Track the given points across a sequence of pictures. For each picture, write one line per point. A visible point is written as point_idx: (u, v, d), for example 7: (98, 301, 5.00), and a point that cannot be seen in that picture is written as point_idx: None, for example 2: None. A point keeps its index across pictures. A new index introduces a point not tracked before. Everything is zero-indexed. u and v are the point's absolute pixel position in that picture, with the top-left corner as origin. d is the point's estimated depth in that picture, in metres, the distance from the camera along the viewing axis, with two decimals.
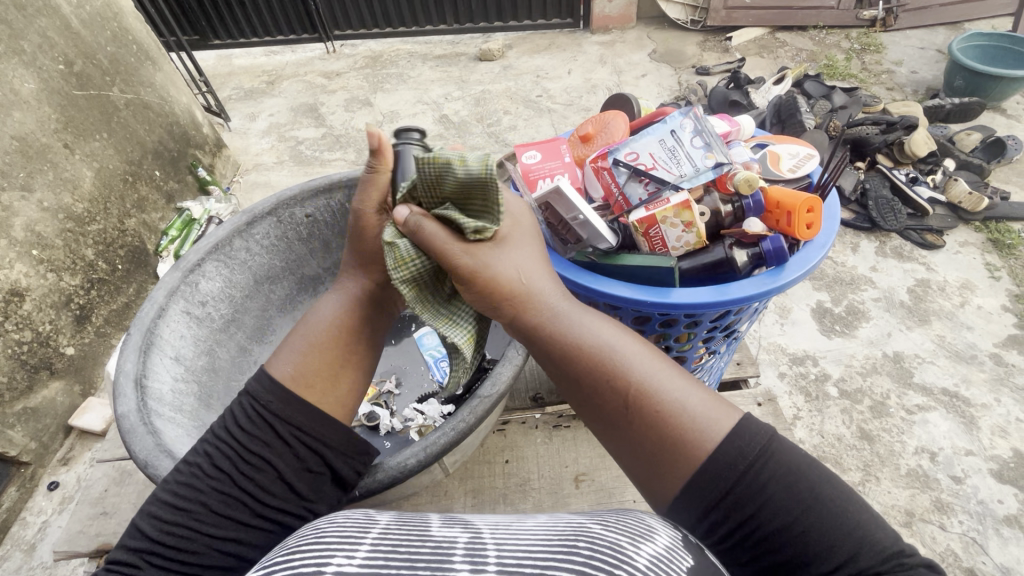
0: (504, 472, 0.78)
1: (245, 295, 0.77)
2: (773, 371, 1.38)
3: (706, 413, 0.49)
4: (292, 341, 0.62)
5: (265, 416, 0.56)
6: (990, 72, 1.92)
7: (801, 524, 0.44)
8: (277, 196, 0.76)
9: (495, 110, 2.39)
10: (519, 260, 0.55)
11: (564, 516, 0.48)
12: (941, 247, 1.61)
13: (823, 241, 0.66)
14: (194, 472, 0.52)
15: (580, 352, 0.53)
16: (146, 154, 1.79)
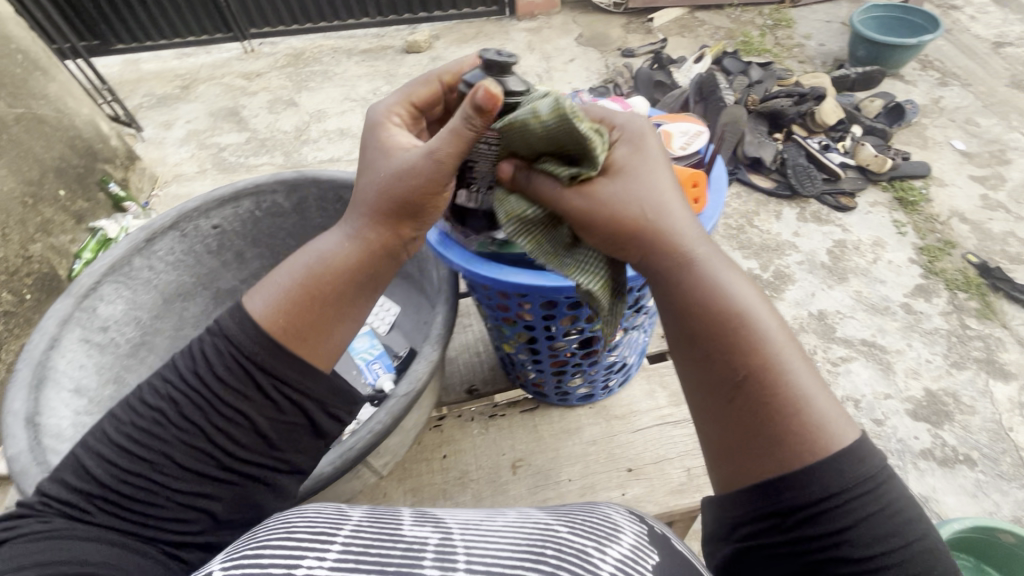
0: (442, 469, 0.65)
1: (152, 315, 0.73)
2: None
3: (833, 427, 0.48)
4: (286, 277, 0.54)
5: (243, 364, 0.52)
6: (886, 42, 2.05)
7: (870, 542, 0.45)
8: (179, 208, 0.69)
9: None
10: (659, 194, 0.52)
11: (534, 521, 0.54)
12: (854, 208, 1.72)
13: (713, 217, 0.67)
14: (157, 421, 0.51)
15: (706, 309, 0.51)
16: (47, 173, 1.66)
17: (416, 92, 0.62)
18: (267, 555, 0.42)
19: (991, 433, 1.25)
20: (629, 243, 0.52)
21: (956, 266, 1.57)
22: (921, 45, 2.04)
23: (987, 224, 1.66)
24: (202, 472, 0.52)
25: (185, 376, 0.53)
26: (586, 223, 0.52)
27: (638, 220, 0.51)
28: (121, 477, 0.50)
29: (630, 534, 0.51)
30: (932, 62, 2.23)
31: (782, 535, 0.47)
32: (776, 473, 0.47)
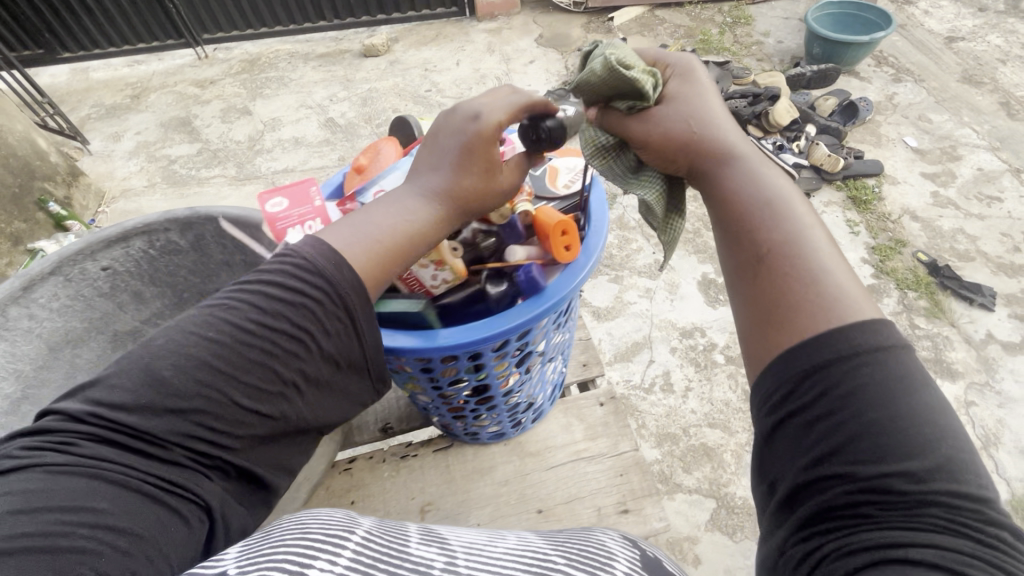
0: None
1: (37, 366, 0.68)
2: (666, 347, 1.45)
3: (851, 295, 0.42)
4: (378, 232, 0.52)
5: (339, 306, 0.49)
6: (838, 39, 2.04)
7: (881, 441, 0.37)
8: (59, 252, 0.65)
9: (383, 109, 2.31)
10: (708, 110, 0.52)
11: (532, 549, 0.51)
12: None
13: (585, 262, 0.58)
14: (241, 342, 0.46)
15: (730, 192, 0.49)
16: None
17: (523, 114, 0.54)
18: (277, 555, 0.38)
19: None
20: (681, 153, 0.51)
21: (906, 265, 1.58)
22: (874, 42, 2.04)
23: (937, 222, 1.68)
24: (265, 408, 0.48)
25: (279, 306, 0.47)
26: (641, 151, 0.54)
27: (677, 126, 0.51)
28: (185, 400, 0.44)
29: (624, 561, 0.49)
30: (886, 58, 2.24)
31: (780, 409, 0.41)
32: (789, 343, 0.42)
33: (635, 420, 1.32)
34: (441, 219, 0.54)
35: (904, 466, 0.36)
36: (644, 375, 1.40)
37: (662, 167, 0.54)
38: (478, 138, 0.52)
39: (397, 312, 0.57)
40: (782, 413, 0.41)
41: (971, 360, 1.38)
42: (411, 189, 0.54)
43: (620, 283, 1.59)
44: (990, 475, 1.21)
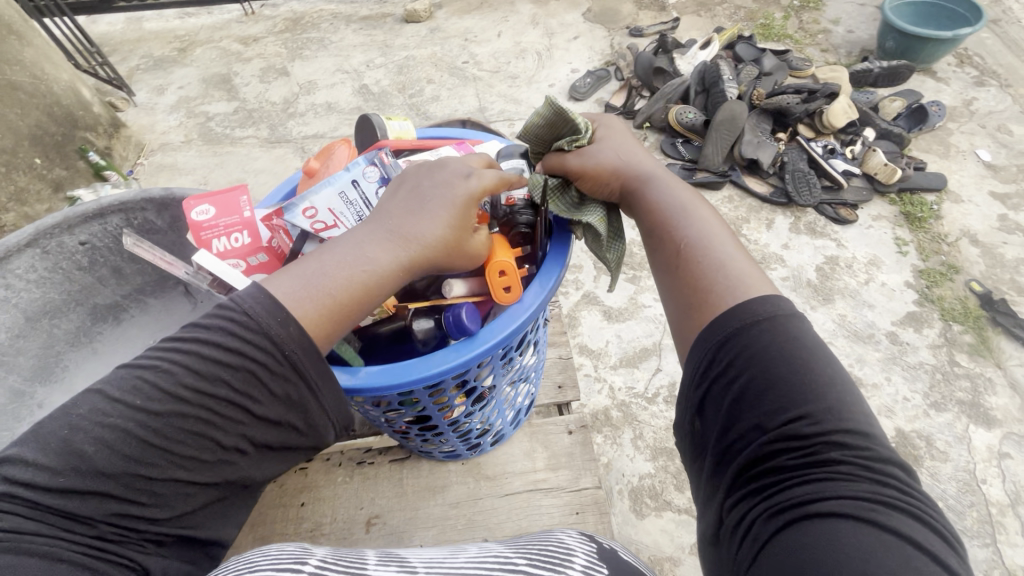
0: (296, 518, 0.65)
1: (14, 335, 0.73)
2: (675, 357, 1.39)
3: (745, 277, 0.51)
4: (329, 284, 0.50)
5: (286, 362, 0.48)
6: (916, 33, 1.84)
7: (780, 397, 0.43)
8: (35, 225, 0.72)
9: (417, 78, 2.26)
10: (627, 152, 0.66)
11: (494, 555, 0.52)
12: (854, 222, 1.59)
13: (532, 301, 0.58)
14: (177, 411, 0.44)
15: (656, 202, 0.60)
16: (21, 141, 1.65)
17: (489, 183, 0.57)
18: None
19: (960, 483, 1.16)
20: (612, 180, 0.64)
21: (956, 294, 1.44)
22: (957, 39, 1.83)
23: (1000, 249, 1.52)
24: (204, 477, 0.46)
25: (218, 370, 0.45)
26: (581, 185, 0.66)
27: (603, 158, 0.65)
28: (111, 477, 0.42)
29: (582, 555, 0.54)
30: (971, 57, 2.01)
31: (703, 381, 0.48)
32: (703, 322, 0.50)
33: (632, 430, 1.28)
34: (403, 270, 0.53)
35: (801, 414, 0.42)
36: (648, 384, 1.35)
37: (596, 195, 0.66)
38: (452, 201, 0.55)
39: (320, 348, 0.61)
40: (706, 381, 0.47)
41: (1013, 407, 1.26)
42: (371, 237, 0.53)
43: (636, 284, 1.53)
44: (1014, 536, 1.10)
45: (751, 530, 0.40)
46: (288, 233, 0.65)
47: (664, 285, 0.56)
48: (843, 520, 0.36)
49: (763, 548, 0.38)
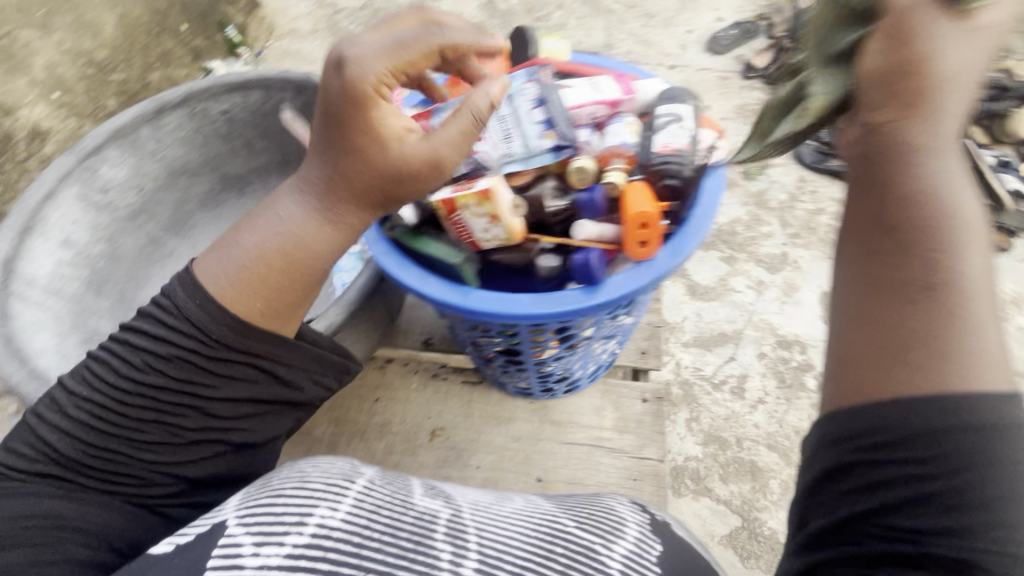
0: (371, 409, 0.83)
1: (156, 184, 1.02)
2: (754, 350, 1.32)
3: (986, 364, 0.41)
4: (246, 257, 0.60)
5: (216, 345, 0.60)
6: None
7: (967, 518, 0.40)
8: (185, 93, 0.95)
9: (547, 1, 2.13)
10: (962, 65, 0.41)
11: (539, 509, 0.67)
12: (1006, 251, 1.38)
13: (661, 265, 0.61)
14: (127, 399, 0.61)
15: (925, 190, 0.42)
16: (172, 7, 1.75)
17: (412, 56, 0.54)
18: (279, 502, 0.56)
19: None
20: (901, 103, 0.42)
21: None
22: None
23: None
24: (166, 454, 0.63)
25: (159, 363, 0.60)
26: (879, 62, 0.42)
27: (931, 61, 0.41)
28: (90, 453, 0.60)
29: (632, 526, 0.64)
30: None
31: (873, 455, 0.43)
32: (893, 393, 0.42)
33: (689, 410, 1.25)
34: (313, 217, 0.59)
35: (987, 545, 0.39)
36: (717, 370, 1.29)
37: (869, 103, 0.44)
38: (332, 137, 0.55)
39: (433, 254, 0.66)
40: (870, 456, 0.43)
41: None
42: (287, 197, 0.61)
43: (731, 265, 1.43)
44: None
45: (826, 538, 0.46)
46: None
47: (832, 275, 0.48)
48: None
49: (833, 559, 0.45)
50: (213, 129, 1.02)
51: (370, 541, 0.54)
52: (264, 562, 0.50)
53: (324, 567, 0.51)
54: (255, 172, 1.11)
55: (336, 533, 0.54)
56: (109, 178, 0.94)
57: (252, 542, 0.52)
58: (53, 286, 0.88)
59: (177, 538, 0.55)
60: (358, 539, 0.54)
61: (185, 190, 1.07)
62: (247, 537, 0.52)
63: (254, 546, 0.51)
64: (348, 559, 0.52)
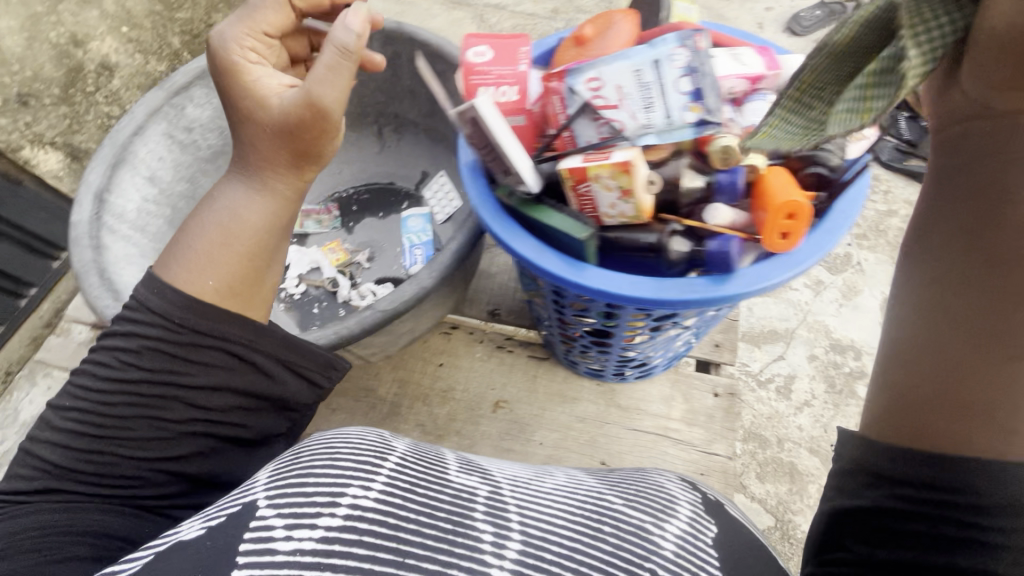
0: (434, 372, 0.93)
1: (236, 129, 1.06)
2: (805, 351, 1.28)
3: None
4: (194, 240, 0.70)
5: (181, 331, 0.64)
6: None
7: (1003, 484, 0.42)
8: None
9: None
10: None
11: (582, 487, 0.69)
12: None
13: (793, 261, 0.63)
14: (107, 401, 0.63)
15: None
16: None
17: (264, 23, 0.76)
18: (310, 482, 0.56)
19: None
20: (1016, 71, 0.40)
21: None
22: None
23: None
24: (153, 448, 0.64)
25: (137, 360, 0.63)
26: (1000, 30, 0.37)
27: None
28: (80, 459, 0.62)
29: (684, 503, 0.65)
30: None
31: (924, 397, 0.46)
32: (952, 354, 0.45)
33: None
34: (240, 183, 0.71)
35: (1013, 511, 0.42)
36: (764, 367, 1.26)
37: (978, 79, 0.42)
38: (238, 115, 0.72)
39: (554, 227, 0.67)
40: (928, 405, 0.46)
41: None
42: (228, 186, 0.74)
43: None
44: None
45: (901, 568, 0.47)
46: (562, 103, 0.71)
47: (912, 302, 0.49)
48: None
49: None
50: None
51: (407, 523, 0.55)
52: (299, 546, 0.50)
53: (362, 549, 0.51)
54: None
55: (373, 515, 0.54)
56: (192, 116, 1.00)
57: (284, 526, 0.51)
58: (137, 220, 0.92)
59: (208, 523, 0.53)
60: (394, 521, 0.55)
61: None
62: (279, 520, 0.52)
63: (286, 530, 0.51)
64: (387, 542, 0.52)
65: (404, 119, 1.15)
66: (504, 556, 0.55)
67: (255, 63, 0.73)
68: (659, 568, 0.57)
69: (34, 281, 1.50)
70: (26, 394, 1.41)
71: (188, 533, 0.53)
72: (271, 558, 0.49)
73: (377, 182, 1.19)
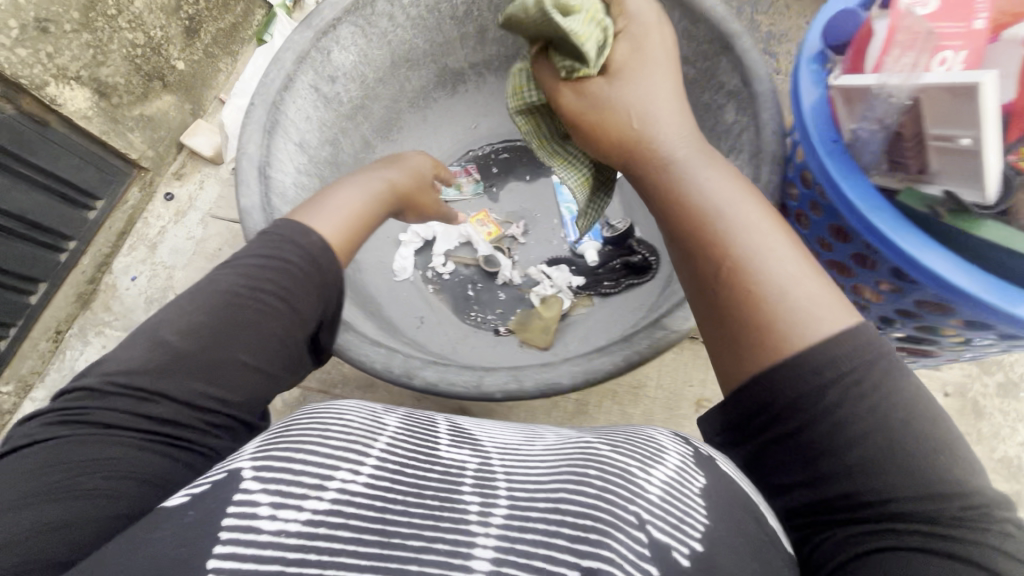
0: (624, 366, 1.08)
1: (376, 77, 0.92)
2: None
3: (802, 306, 0.49)
4: (333, 199, 0.69)
5: (320, 270, 0.62)
6: None
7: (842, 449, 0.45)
8: None
9: None
10: (649, 104, 0.65)
11: (574, 438, 0.58)
12: None
13: None
14: (231, 297, 0.57)
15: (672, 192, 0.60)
16: None
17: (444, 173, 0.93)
18: (296, 459, 0.46)
19: None
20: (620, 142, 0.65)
21: None
22: None
23: None
24: (249, 362, 0.57)
25: (267, 276, 0.59)
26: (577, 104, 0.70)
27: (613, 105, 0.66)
28: (173, 362, 0.54)
29: (674, 456, 0.52)
30: None
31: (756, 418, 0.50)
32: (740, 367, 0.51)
33: None
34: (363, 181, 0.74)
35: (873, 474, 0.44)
36: None
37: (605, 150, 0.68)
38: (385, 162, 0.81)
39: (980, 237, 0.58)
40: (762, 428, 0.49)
41: None
42: (351, 178, 0.74)
43: None
44: None
45: (827, 542, 0.46)
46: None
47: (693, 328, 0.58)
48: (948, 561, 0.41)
49: (858, 557, 0.44)
50: (450, 8, 0.90)
51: (395, 505, 0.46)
52: (283, 529, 0.42)
53: (344, 538, 0.43)
54: (474, 66, 1.00)
55: (360, 500, 0.46)
56: (338, 63, 0.85)
57: (269, 505, 0.43)
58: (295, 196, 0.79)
59: (191, 488, 0.46)
60: (383, 504, 0.46)
61: (402, 84, 0.97)
62: (264, 496, 0.43)
63: (270, 509, 0.43)
64: (370, 524, 0.44)
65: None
66: (490, 523, 0.45)
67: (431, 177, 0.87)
68: (646, 513, 0.45)
69: (72, 234, 1.40)
70: (81, 353, 1.38)
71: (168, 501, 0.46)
72: (255, 538, 0.41)
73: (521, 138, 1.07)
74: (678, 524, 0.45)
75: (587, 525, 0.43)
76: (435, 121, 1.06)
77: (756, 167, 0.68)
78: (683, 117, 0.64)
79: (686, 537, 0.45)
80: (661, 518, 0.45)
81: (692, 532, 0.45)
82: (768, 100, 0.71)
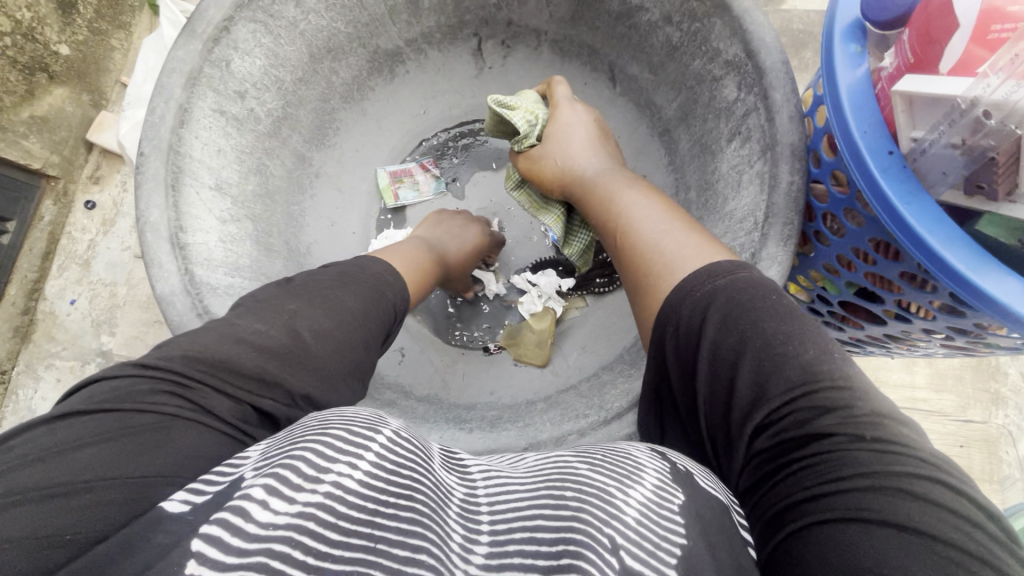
0: None
1: (292, 80, 0.82)
2: None
3: (678, 251, 0.54)
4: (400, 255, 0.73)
5: (399, 312, 0.67)
6: None
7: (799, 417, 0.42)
8: None
9: None
10: (571, 130, 0.74)
11: (551, 454, 0.51)
12: None
13: None
14: (340, 306, 0.59)
15: (590, 201, 0.69)
16: None
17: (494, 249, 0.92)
18: (296, 450, 0.41)
19: None
20: (554, 181, 0.74)
21: None
22: None
23: None
24: (314, 374, 0.55)
25: (370, 302, 0.62)
26: (527, 162, 0.77)
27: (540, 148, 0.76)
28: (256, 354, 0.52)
29: (652, 471, 0.45)
30: None
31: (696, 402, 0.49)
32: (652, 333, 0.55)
33: None
34: (420, 251, 0.77)
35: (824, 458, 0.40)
36: None
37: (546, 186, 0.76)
38: (436, 228, 0.84)
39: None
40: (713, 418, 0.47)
41: None
42: (407, 242, 0.78)
43: None
44: None
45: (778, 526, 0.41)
46: None
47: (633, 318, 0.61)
48: (906, 535, 0.35)
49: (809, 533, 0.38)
50: None
51: (387, 510, 0.40)
52: (274, 522, 0.36)
53: (328, 544, 0.37)
54: (412, 42, 0.90)
55: (351, 500, 0.39)
56: (242, 72, 0.75)
57: (263, 489, 0.37)
58: (224, 258, 0.71)
59: (195, 496, 0.39)
60: (373, 511, 0.40)
61: (329, 79, 0.86)
62: (257, 482, 0.38)
63: (263, 493, 0.37)
64: (358, 531, 0.38)
65: (522, 27, 0.90)
66: (471, 561, 0.40)
67: (483, 241, 0.88)
68: (620, 538, 0.39)
69: None
70: (36, 391, 1.27)
71: (167, 503, 0.39)
72: (244, 526, 0.36)
73: (477, 120, 0.97)
74: (654, 550, 0.39)
75: (559, 550, 0.39)
76: (377, 112, 0.95)
77: (773, 165, 0.61)
78: (600, 144, 0.74)
79: (661, 565, 0.38)
80: (636, 543, 0.39)
81: (667, 559, 0.39)
82: (779, 75, 0.62)
